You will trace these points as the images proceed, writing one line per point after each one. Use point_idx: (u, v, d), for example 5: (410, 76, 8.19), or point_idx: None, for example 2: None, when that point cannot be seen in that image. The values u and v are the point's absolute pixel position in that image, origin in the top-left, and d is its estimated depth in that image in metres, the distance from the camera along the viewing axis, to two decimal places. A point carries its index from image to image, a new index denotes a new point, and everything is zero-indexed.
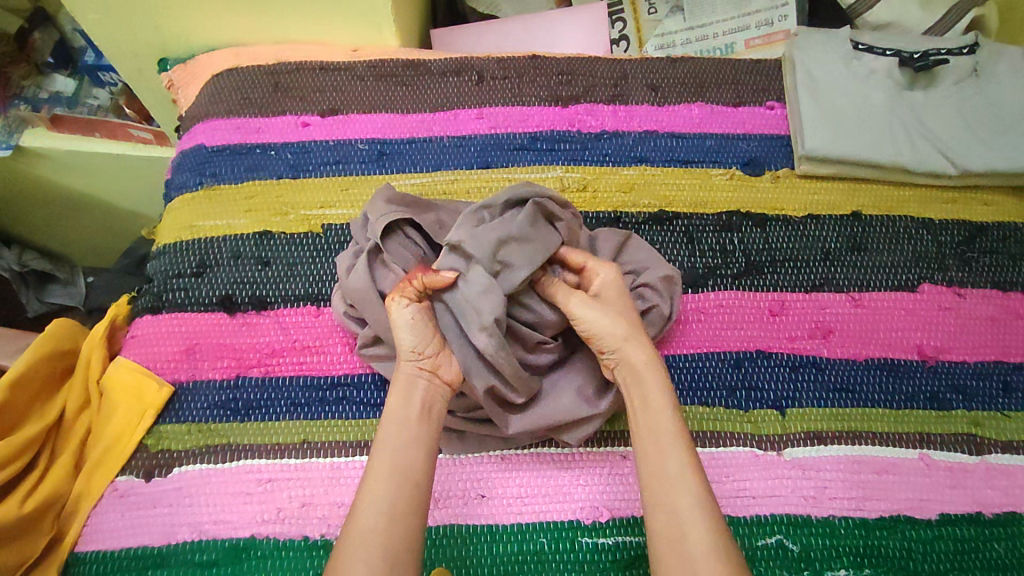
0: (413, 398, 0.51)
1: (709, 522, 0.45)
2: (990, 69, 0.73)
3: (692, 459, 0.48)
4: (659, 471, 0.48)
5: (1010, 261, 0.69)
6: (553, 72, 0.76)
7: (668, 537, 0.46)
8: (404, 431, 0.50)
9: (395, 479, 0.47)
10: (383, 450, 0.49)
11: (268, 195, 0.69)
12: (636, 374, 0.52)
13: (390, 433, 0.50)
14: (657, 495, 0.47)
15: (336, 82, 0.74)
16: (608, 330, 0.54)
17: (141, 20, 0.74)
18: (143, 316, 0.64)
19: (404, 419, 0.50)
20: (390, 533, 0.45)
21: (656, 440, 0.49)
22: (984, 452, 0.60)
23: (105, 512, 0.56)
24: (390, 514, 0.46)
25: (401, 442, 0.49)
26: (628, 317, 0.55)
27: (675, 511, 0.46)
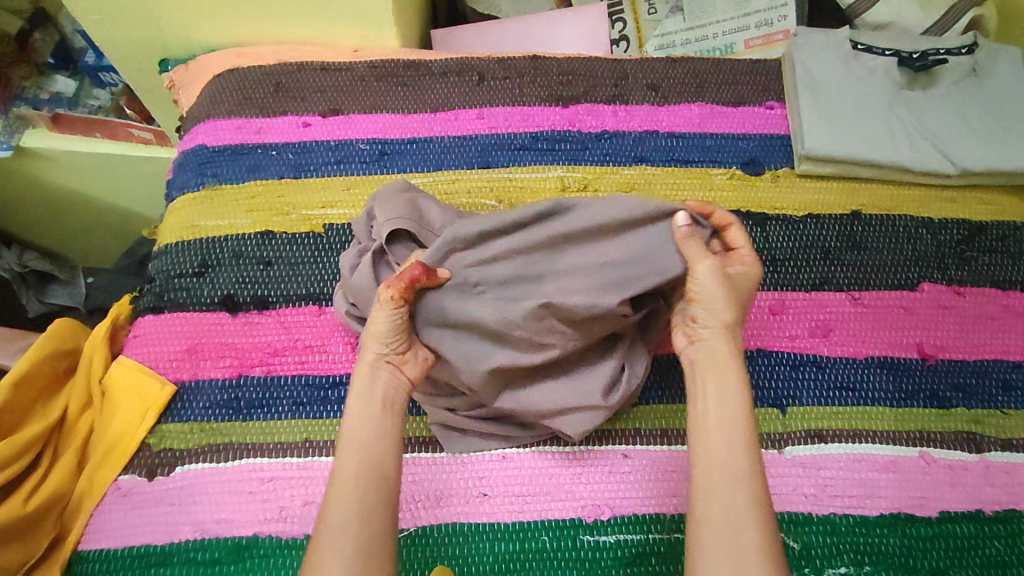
0: (376, 392, 0.51)
1: (762, 523, 0.44)
2: (988, 69, 0.74)
3: (755, 458, 0.47)
4: (719, 464, 0.46)
5: (1009, 260, 0.69)
6: (553, 72, 0.76)
7: (718, 523, 0.44)
8: (366, 423, 0.50)
9: (361, 473, 0.47)
10: (347, 445, 0.49)
11: (269, 195, 0.69)
12: (718, 365, 0.51)
13: (354, 426, 0.49)
14: (711, 487, 0.46)
15: (337, 82, 0.75)
16: (717, 311, 0.52)
17: (142, 21, 0.74)
18: (145, 316, 0.64)
19: (366, 411, 0.50)
20: (361, 526, 0.45)
21: (722, 434, 0.48)
22: (983, 450, 0.61)
23: (108, 512, 0.56)
24: (360, 509, 0.46)
25: (365, 436, 0.49)
26: (741, 307, 0.53)
27: (732, 506, 0.44)
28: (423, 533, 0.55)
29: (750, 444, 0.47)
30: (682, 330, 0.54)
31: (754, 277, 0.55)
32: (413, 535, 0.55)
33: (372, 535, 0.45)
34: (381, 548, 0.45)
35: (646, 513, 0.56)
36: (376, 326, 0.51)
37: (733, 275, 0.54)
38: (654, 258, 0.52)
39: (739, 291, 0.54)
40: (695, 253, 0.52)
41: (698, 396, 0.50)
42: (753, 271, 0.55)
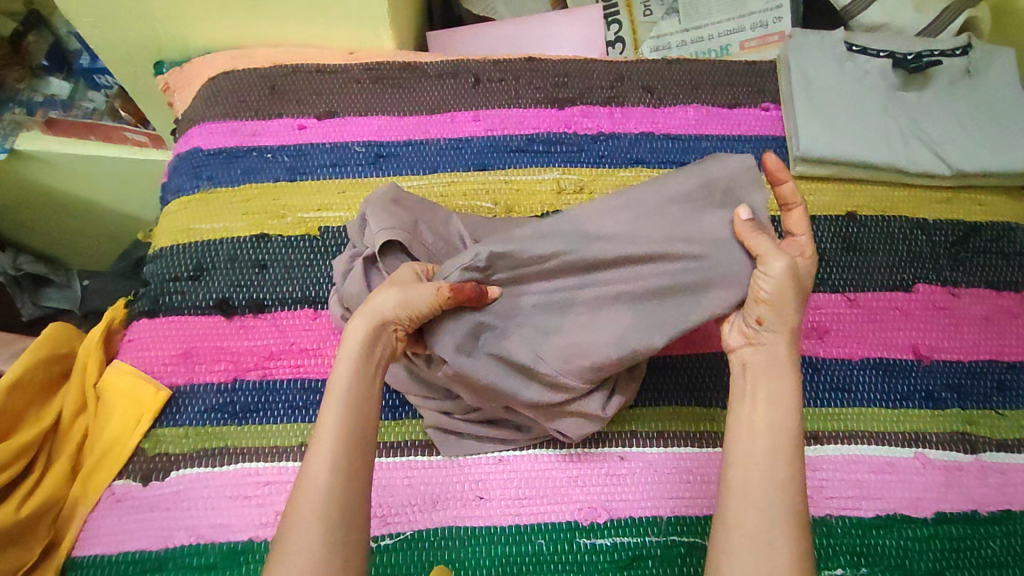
0: (375, 351, 0.48)
1: (795, 532, 0.43)
2: (983, 70, 0.74)
3: (799, 467, 0.46)
4: (761, 469, 0.45)
5: (1004, 261, 0.69)
6: (549, 74, 0.76)
7: (750, 528, 0.43)
8: (357, 382, 0.47)
9: (346, 434, 0.45)
10: (334, 402, 0.46)
11: (265, 198, 0.69)
12: (772, 372, 0.50)
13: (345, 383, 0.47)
14: (749, 490, 0.45)
15: (333, 84, 0.74)
16: (783, 317, 0.50)
17: (137, 23, 0.74)
18: (140, 320, 0.64)
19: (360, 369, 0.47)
20: (343, 490, 0.44)
21: (769, 439, 0.46)
22: (978, 451, 0.61)
23: (103, 517, 0.56)
24: (346, 475, 0.44)
25: (355, 395, 0.47)
26: (804, 315, 0.51)
27: (769, 513, 0.44)
28: (419, 536, 0.55)
29: (797, 453, 0.46)
30: (739, 330, 0.53)
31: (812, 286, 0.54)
32: (409, 538, 0.55)
33: (352, 500, 0.44)
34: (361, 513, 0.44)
35: (643, 516, 0.56)
36: (415, 304, 0.48)
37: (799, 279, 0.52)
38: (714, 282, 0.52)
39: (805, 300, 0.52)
40: (767, 253, 0.50)
41: (747, 399, 0.49)
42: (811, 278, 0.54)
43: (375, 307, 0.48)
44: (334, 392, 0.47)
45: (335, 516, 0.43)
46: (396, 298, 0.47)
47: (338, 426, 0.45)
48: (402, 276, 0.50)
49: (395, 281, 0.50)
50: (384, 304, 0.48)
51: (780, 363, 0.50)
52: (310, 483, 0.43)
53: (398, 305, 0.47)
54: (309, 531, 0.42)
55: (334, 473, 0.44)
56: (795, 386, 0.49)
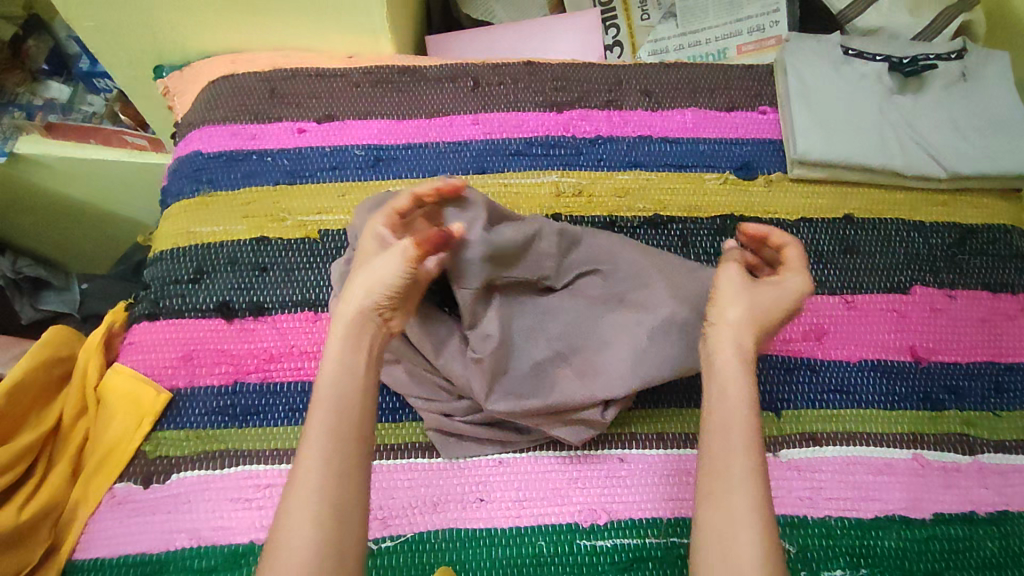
0: (361, 345, 0.50)
1: (762, 527, 0.44)
2: (978, 74, 0.75)
3: (758, 463, 0.47)
4: (723, 466, 0.47)
5: (1000, 263, 0.70)
6: (548, 78, 0.77)
7: (715, 538, 0.44)
8: (341, 382, 0.49)
9: (329, 435, 0.47)
10: (319, 403, 0.48)
11: (266, 201, 0.69)
12: (719, 369, 0.50)
13: (327, 383, 0.49)
14: (714, 491, 0.46)
15: (333, 88, 0.75)
16: (727, 309, 0.52)
17: (137, 27, 0.74)
18: (140, 322, 0.64)
19: (350, 366, 0.49)
20: (332, 489, 0.45)
21: (724, 439, 0.48)
22: (976, 452, 0.61)
23: (104, 520, 0.56)
24: (337, 467, 0.46)
25: (345, 390, 0.48)
26: (758, 317, 0.52)
27: (733, 512, 0.45)
28: (419, 538, 0.55)
29: (752, 448, 0.47)
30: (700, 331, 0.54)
31: (802, 294, 0.54)
32: (411, 540, 0.55)
33: (344, 497, 0.45)
34: (354, 507, 0.45)
35: (643, 517, 0.56)
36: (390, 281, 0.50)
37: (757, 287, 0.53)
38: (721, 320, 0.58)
39: (772, 303, 0.53)
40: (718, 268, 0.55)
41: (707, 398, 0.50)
42: (799, 284, 0.54)
43: (350, 299, 0.51)
44: (320, 393, 0.48)
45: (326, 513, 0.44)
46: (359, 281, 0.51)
47: (321, 428, 0.47)
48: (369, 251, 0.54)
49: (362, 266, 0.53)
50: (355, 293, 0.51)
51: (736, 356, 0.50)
52: (297, 485, 0.45)
53: (366, 290, 0.50)
54: (301, 530, 0.43)
55: (320, 472, 0.45)
56: (749, 381, 0.50)
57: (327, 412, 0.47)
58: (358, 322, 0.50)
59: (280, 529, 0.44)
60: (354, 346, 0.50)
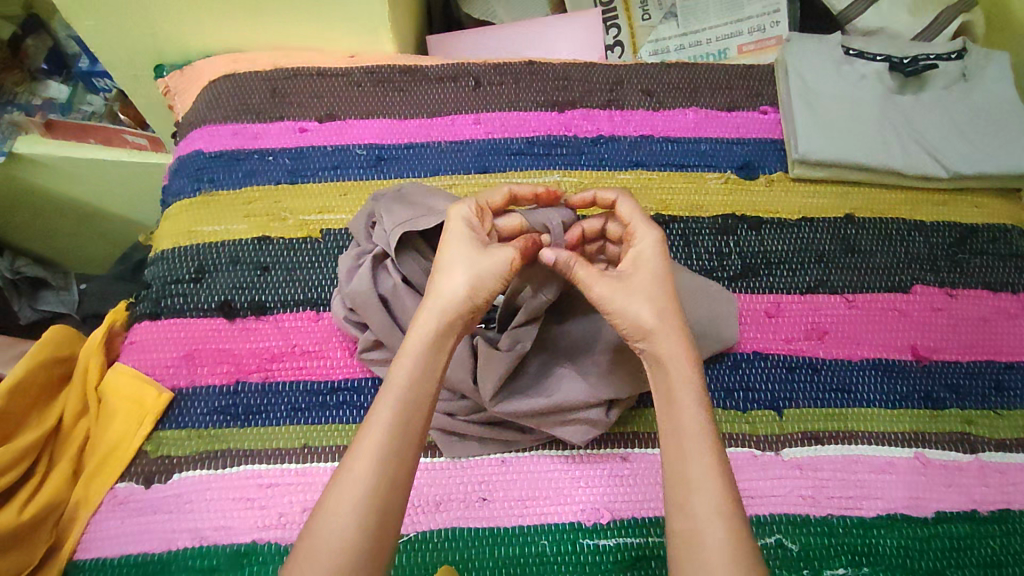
0: (444, 345, 0.49)
1: (730, 525, 0.43)
2: (978, 74, 0.75)
3: (720, 460, 0.46)
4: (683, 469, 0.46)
5: (1001, 262, 0.70)
6: (549, 77, 0.77)
7: (685, 539, 0.44)
8: (418, 381, 0.47)
9: (393, 432, 0.45)
10: (391, 395, 0.46)
11: (267, 200, 0.69)
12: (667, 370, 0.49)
13: (402, 376, 0.47)
14: (678, 498, 0.45)
15: (335, 87, 0.75)
16: (633, 309, 0.50)
17: (137, 26, 0.74)
18: (141, 322, 0.64)
19: (421, 361, 0.48)
20: (380, 489, 0.43)
21: (682, 439, 0.47)
22: (977, 451, 0.61)
23: (105, 520, 0.55)
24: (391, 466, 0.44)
25: (414, 388, 0.47)
26: (661, 296, 0.51)
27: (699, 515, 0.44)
28: (422, 537, 0.55)
29: (713, 445, 0.46)
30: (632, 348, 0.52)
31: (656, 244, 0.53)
32: (414, 540, 0.55)
33: (386, 500, 0.44)
34: (393, 514, 0.44)
35: (645, 517, 0.56)
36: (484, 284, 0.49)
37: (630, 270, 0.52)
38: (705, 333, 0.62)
39: (654, 277, 0.52)
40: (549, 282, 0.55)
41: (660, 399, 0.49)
42: (648, 249, 0.53)
43: (448, 290, 0.49)
44: (391, 385, 0.47)
45: (370, 515, 0.43)
46: (474, 270, 0.49)
47: (386, 424, 0.45)
48: (465, 237, 0.51)
49: (462, 250, 0.50)
50: (456, 282, 0.49)
51: (680, 353, 0.49)
52: (348, 475, 0.44)
53: (473, 285, 0.49)
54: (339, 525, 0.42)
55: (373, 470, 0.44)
56: (698, 378, 0.49)
57: (395, 406, 0.46)
58: (447, 317, 0.48)
59: (321, 522, 0.42)
60: (436, 343, 0.48)
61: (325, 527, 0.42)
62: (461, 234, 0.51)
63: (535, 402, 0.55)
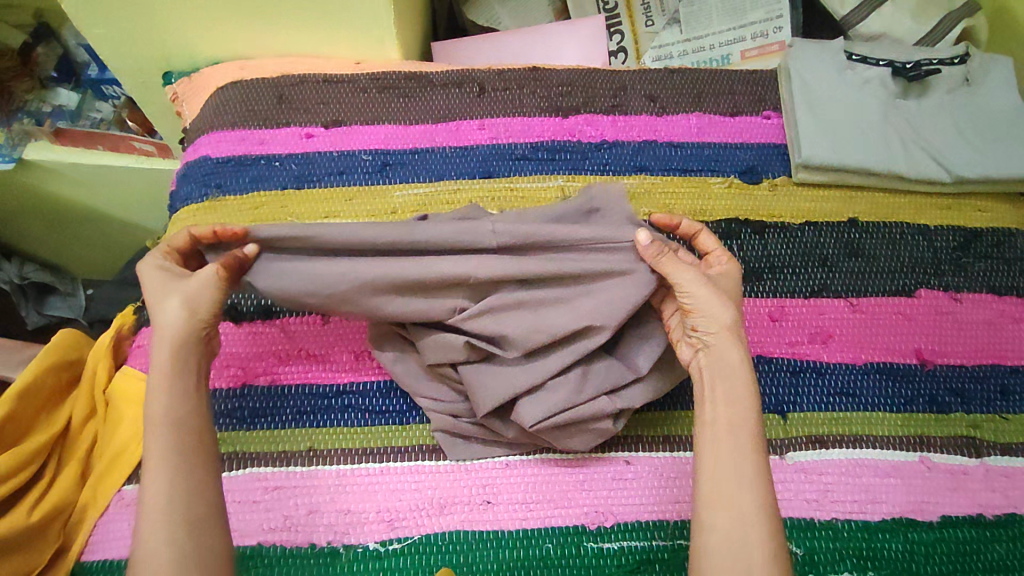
0: (188, 365, 0.51)
1: (768, 526, 0.45)
2: (980, 79, 0.76)
3: (763, 467, 0.48)
4: (728, 470, 0.47)
5: (1005, 267, 0.70)
6: (552, 84, 0.77)
7: (727, 536, 0.45)
8: (178, 400, 0.50)
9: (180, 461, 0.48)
10: (161, 427, 0.48)
11: (273, 205, 0.70)
12: (727, 366, 0.52)
13: (166, 412, 0.49)
14: (720, 492, 0.47)
15: (340, 94, 0.75)
16: (719, 310, 0.53)
17: (147, 34, 0.75)
18: (149, 325, 0.64)
19: (172, 390, 0.50)
20: (197, 513, 0.47)
21: (733, 440, 0.49)
22: (982, 455, 0.61)
23: (112, 521, 0.56)
24: (177, 481, 0.47)
25: (176, 417, 0.49)
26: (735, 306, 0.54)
27: (741, 512, 0.46)
28: (427, 540, 0.55)
29: (759, 446, 0.48)
30: (686, 341, 0.54)
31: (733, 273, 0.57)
32: (417, 542, 0.55)
33: (208, 517, 0.47)
34: (211, 521, 0.47)
35: (650, 519, 0.56)
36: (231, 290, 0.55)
37: (712, 277, 0.56)
38: None
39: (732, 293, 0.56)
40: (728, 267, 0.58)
41: (706, 401, 0.51)
42: (730, 266, 0.58)
43: (164, 324, 0.51)
44: (155, 422, 0.49)
45: (186, 544, 0.45)
46: (160, 300, 0.52)
47: (169, 454, 0.48)
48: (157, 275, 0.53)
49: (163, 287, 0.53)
50: (174, 309, 0.51)
51: (734, 370, 0.51)
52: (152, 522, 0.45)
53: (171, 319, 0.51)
54: (160, 561, 0.44)
55: (174, 499, 0.46)
56: (748, 380, 0.51)
57: (169, 437, 0.48)
58: (177, 348, 0.51)
59: (144, 555, 0.44)
60: (181, 375, 0.51)
61: (149, 549, 0.44)
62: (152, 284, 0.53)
63: (551, 420, 0.55)
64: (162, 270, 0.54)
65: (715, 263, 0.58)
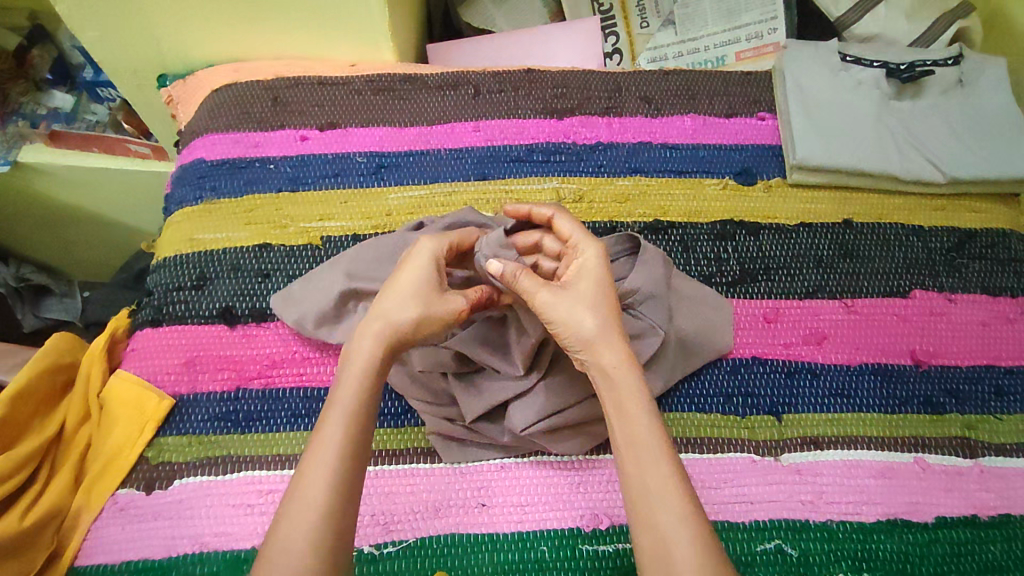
0: (379, 365, 0.48)
1: (690, 528, 0.43)
2: (974, 80, 0.76)
3: (672, 466, 0.45)
4: (642, 478, 0.45)
5: (999, 267, 0.70)
6: (548, 85, 0.77)
7: (653, 548, 0.43)
8: (362, 394, 0.47)
9: (345, 461, 0.44)
10: (338, 415, 0.46)
11: (268, 208, 0.70)
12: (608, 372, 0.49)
13: (348, 404, 0.46)
14: (637, 504, 0.45)
15: (335, 97, 0.75)
16: (576, 320, 0.49)
17: (142, 37, 0.75)
18: (143, 329, 0.64)
19: (351, 383, 0.47)
20: (342, 520, 0.43)
21: (633, 446, 0.46)
22: (977, 456, 0.61)
23: (106, 526, 0.56)
24: (340, 485, 0.44)
25: (355, 413, 0.46)
26: (601, 311, 0.50)
27: (659, 519, 0.43)
28: (422, 543, 0.55)
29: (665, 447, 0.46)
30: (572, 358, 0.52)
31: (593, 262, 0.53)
32: (412, 546, 0.55)
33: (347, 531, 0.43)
34: (348, 538, 0.43)
35: None
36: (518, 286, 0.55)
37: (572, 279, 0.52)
38: (709, 338, 0.63)
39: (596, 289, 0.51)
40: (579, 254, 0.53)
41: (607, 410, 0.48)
42: (592, 262, 0.52)
43: (387, 320, 0.49)
44: (334, 409, 0.46)
45: (330, 547, 0.42)
46: (423, 303, 0.49)
47: (340, 449, 0.44)
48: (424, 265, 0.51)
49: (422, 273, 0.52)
50: (410, 308, 0.49)
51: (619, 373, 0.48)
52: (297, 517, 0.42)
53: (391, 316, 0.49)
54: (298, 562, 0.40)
55: (327, 504, 0.43)
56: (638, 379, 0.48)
57: (342, 430, 0.45)
58: (386, 344, 0.48)
59: (280, 552, 0.41)
60: (374, 371, 0.48)
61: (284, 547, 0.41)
62: (415, 270, 0.51)
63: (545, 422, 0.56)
64: (433, 266, 0.52)
65: (577, 259, 0.53)
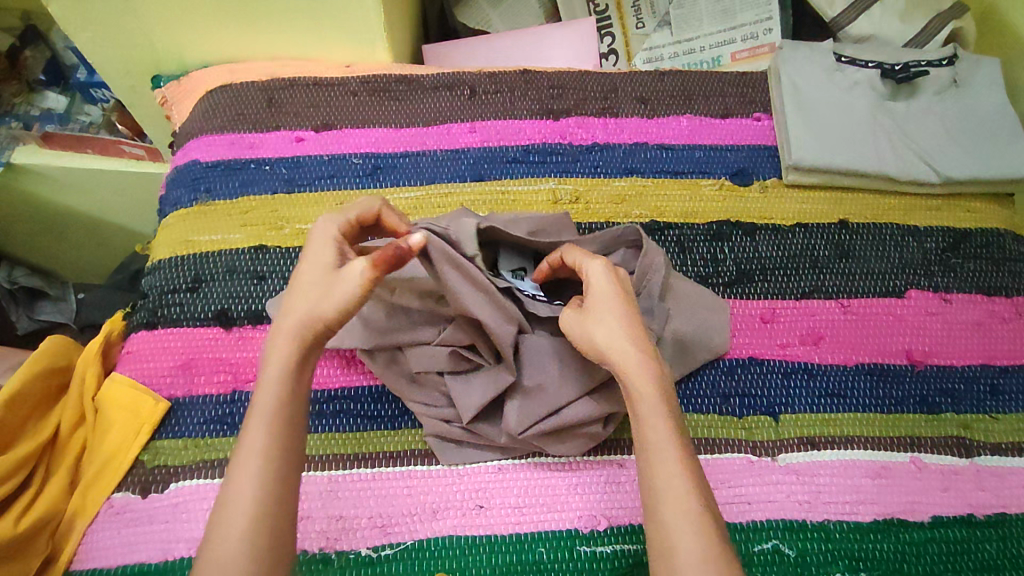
0: (298, 360, 0.48)
1: (701, 532, 0.43)
2: (968, 81, 0.76)
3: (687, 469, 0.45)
4: (653, 481, 0.45)
5: (994, 267, 0.71)
6: (544, 86, 0.77)
7: (659, 549, 0.43)
8: (286, 393, 0.46)
9: (274, 460, 0.44)
10: (260, 419, 0.45)
11: (263, 209, 0.69)
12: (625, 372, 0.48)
13: (268, 405, 0.46)
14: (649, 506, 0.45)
15: (331, 97, 0.75)
16: (587, 340, 0.50)
17: (135, 37, 0.75)
18: (138, 332, 0.64)
19: (275, 383, 0.46)
20: (274, 520, 0.43)
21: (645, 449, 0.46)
22: (973, 455, 0.61)
23: (101, 530, 0.55)
24: (270, 483, 0.44)
25: (281, 413, 0.46)
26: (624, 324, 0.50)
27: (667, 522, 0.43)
28: (420, 545, 0.55)
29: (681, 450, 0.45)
30: None
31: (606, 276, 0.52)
32: (410, 548, 0.55)
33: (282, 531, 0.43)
34: (285, 539, 0.43)
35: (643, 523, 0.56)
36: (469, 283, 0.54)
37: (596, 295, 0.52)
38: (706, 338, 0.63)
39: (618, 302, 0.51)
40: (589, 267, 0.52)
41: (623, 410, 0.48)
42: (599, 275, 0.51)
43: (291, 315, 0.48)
44: (259, 411, 0.46)
45: (263, 546, 0.42)
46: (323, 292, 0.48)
47: (266, 449, 0.44)
48: (325, 257, 0.49)
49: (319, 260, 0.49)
50: (322, 299, 0.47)
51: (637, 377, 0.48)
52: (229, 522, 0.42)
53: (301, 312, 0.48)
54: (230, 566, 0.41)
55: (255, 505, 0.43)
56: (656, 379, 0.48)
57: (267, 432, 0.45)
58: (303, 338, 0.48)
59: (212, 557, 0.41)
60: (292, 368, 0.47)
61: (217, 550, 0.41)
62: (319, 261, 0.49)
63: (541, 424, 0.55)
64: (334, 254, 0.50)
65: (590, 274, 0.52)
